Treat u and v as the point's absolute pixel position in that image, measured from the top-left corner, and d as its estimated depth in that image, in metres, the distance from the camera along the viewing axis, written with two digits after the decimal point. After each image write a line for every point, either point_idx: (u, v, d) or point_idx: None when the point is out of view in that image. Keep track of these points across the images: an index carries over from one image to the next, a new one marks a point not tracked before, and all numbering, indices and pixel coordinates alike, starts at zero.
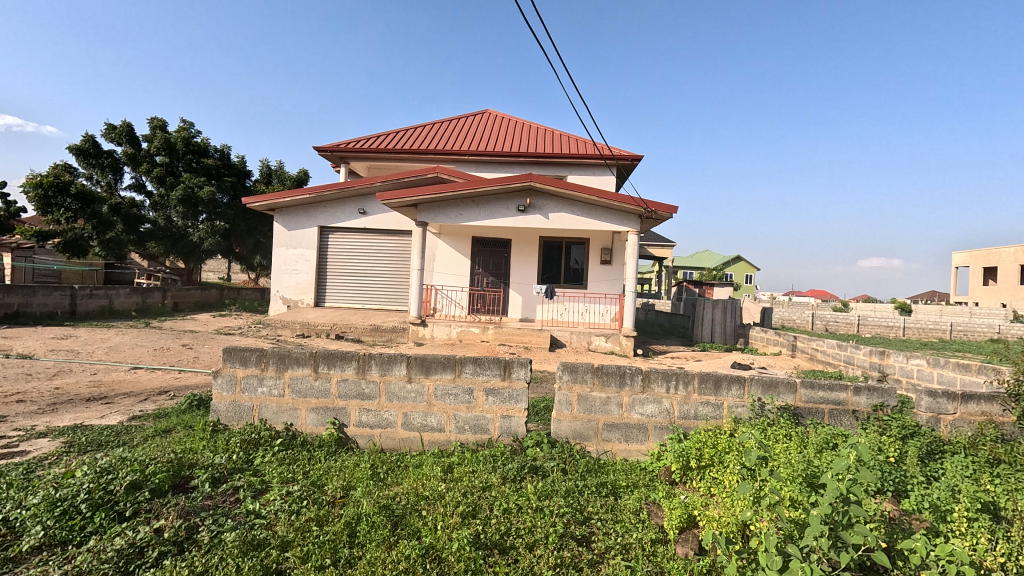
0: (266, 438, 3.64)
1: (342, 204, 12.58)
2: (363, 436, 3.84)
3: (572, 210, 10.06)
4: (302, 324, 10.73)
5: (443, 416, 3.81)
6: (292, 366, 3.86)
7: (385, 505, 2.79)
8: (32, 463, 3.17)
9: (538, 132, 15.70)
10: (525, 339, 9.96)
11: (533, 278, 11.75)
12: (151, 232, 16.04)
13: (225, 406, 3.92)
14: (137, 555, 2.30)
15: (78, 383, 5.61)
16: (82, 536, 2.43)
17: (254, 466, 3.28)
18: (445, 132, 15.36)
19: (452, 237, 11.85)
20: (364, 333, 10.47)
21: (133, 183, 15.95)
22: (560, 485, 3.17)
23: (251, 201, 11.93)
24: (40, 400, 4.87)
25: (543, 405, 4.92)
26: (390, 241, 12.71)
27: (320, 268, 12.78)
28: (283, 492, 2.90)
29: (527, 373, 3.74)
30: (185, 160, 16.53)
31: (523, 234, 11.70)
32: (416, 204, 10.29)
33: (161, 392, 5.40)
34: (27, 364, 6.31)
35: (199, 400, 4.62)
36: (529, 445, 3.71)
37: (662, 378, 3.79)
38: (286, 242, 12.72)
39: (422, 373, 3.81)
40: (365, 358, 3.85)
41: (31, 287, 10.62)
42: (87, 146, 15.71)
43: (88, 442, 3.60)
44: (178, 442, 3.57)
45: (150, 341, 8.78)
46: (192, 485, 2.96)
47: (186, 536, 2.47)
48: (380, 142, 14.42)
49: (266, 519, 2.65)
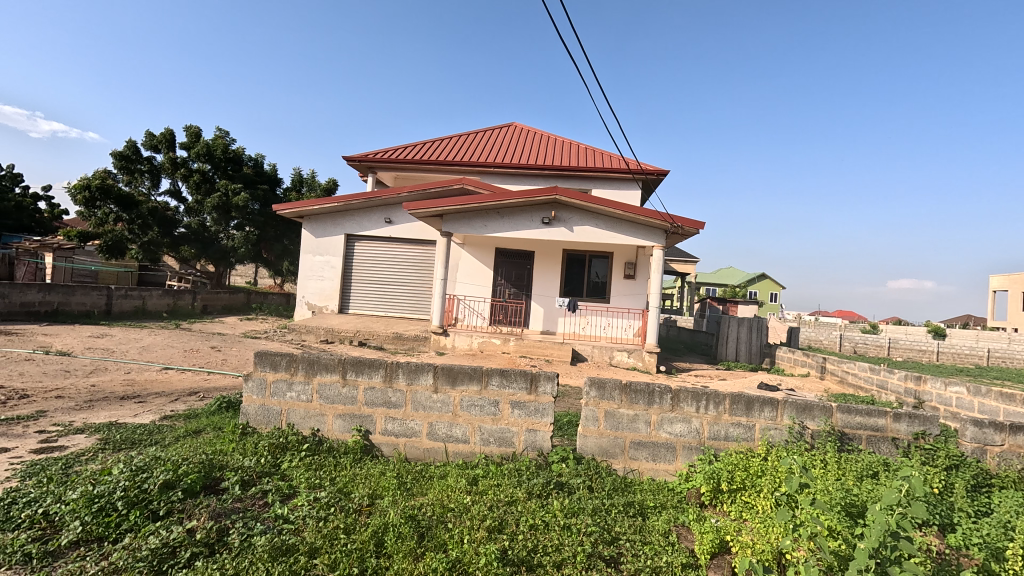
0: (293, 442, 3.66)
1: (369, 213, 12.78)
2: (387, 444, 3.85)
3: (597, 223, 10.02)
4: (326, 330, 10.89)
5: (468, 428, 3.80)
6: (321, 372, 3.90)
7: (412, 516, 2.78)
8: (71, 459, 3.27)
9: (563, 144, 15.78)
10: (547, 351, 9.92)
11: (554, 289, 11.72)
12: (184, 234, 16.56)
13: (254, 409, 3.97)
14: (169, 555, 2.32)
15: (113, 381, 5.79)
16: (117, 533, 2.47)
17: (283, 471, 3.30)
18: (472, 144, 15.55)
19: (476, 249, 11.91)
20: (386, 340, 10.62)
21: (170, 188, 16.52)
22: (586, 503, 3.11)
23: (281, 207, 12.18)
24: (78, 396, 5.04)
25: (566, 420, 4.88)
26: (413, 250, 12.83)
27: (344, 275, 12.95)
28: (311, 498, 2.91)
29: (555, 387, 3.70)
30: (221, 167, 17.03)
31: (546, 246, 11.68)
32: (441, 215, 10.39)
33: (191, 392, 5.53)
34: (66, 361, 6.54)
35: (229, 402, 4.71)
36: (553, 460, 3.66)
37: (692, 397, 3.71)
38: (313, 249, 12.98)
39: (448, 384, 3.81)
40: (392, 366, 3.85)
41: (71, 286, 11.04)
42: (128, 151, 16.37)
43: (124, 439, 3.69)
44: (209, 443, 3.63)
45: (181, 342, 9.00)
46: (222, 487, 3.00)
47: (216, 538, 2.49)
48: (408, 153, 14.68)
49: (295, 525, 2.66)
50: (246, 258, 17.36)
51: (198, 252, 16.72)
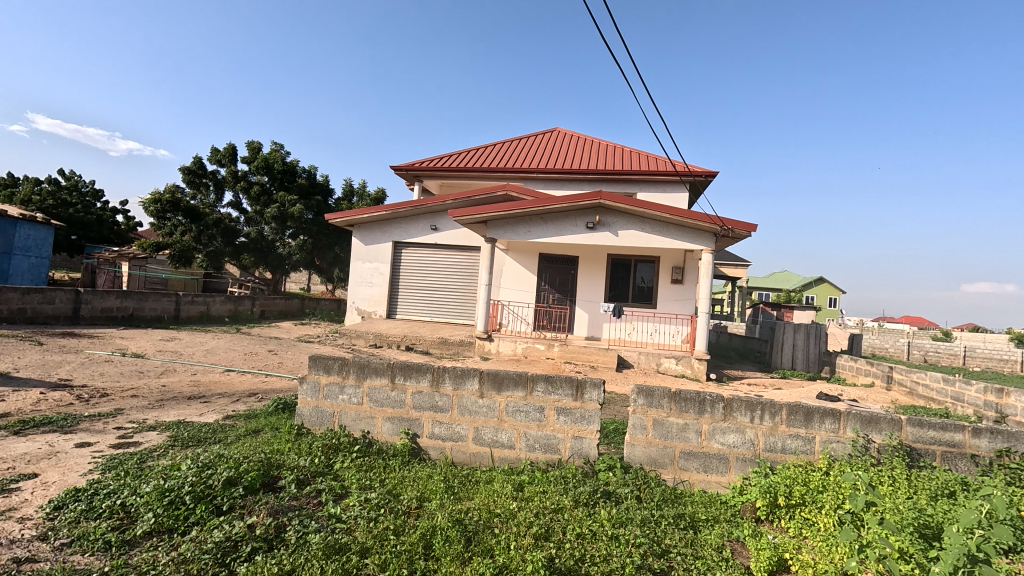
0: (345, 443, 3.77)
1: (415, 220, 13.08)
2: (434, 448, 3.91)
3: (643, 227, 9.83)
4: (375, 335, 11.20)
5: (514, 433, 3.80)
6: (371, 376, 4.01)
7: (459, 520, 2.80)
8: (145, 454, 3.50)
9: (608, 148, 15.62)
10: (592, 357, 9.81)
11: (599, 294, 11.59)
12: (245, 243, 17.51)
13: (308, 410, 4.13)
14: (232, 549, 2.44)
15: (181, 382, 6.18)
16: (185, 526, 2.62)
17: (335, 471, 3.41)
18: (515, 150, 15.65)
19: (520, 254, 11.95)
20: (433, 345, 10.81)
21: (232, 199, 17.52)
22: (635, 514, 3.04)
23: (332, 216, 12.66)
24: (150, 396, 5.41)
25: (613, 428, 4.80)
26: (458, 256, 13.01)
27: (392, 281, 13.30)
28: (362, 499, 2.99)
29: (601, 395, 3.66)
30: (278, 179, 17.92)
31: (591, 251, 11.58)
32: (486, 221, 10.51)
33: (251, 393, 5.82)
34: (140, 363, 7.04)
35: (285, 403, 4.92)
36: (600, 468, 3.60)
37: (745, 407, 3.57)
38: (362, 256, 13.42)
39: (494, 389, 3.84)
40: (439, 371, 3.93)
41: (144, 292, 11.87)
42: (195, 166, 17.50)
43: (191, 437, 3.93)
44: (267, 442, 3.80)
45: (241, 345, 9.50)
46: (280, 485, 3.13)
47: (275, 534, 2.60)
48: (453, 161, 14.94)
49: (346, 525, 2.74)
50: (301, 265, 18.15)
51: (257, 260, 17.62)
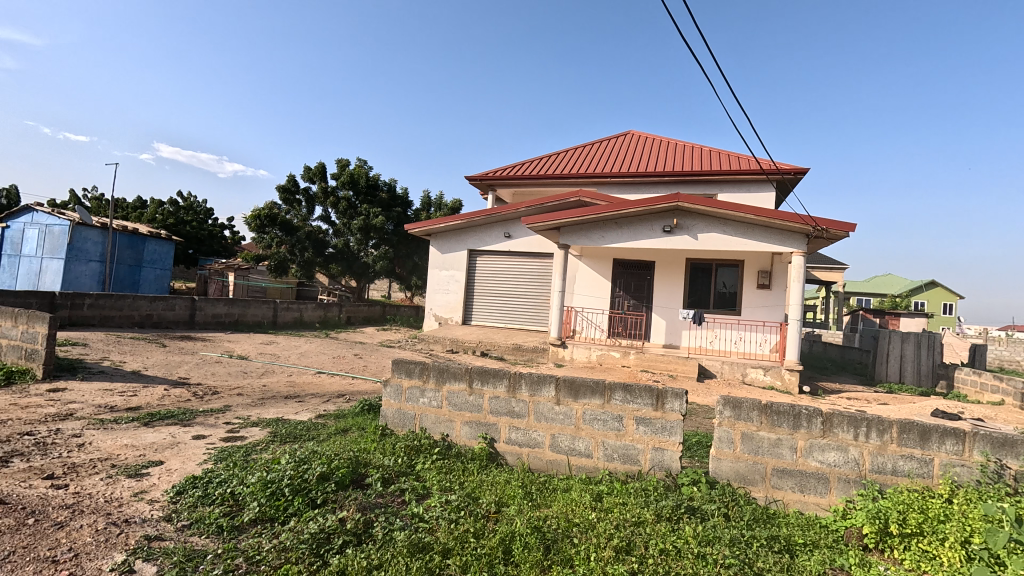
0: (426, 445, 3.91)
1: (490, 229, 13.34)
2: (511, 453, 3.94)
3: (725, 230, 9.35)
4: (451, 340, 11.53)
5: (592, 442, 3.74)
6: (450, 380, 4.12)
7: (537, 527, 2.80)
8: (250, 447, 3.83)
9: (685, 149, 15.05)
10: (670, 366, 9.44)
11: (677, 301, 11.16)
12: (333, 254, 18.75)
13: (392, 412, 4.32)
14: (325, 541, 2.59)
15: (279, 382, 6.72)
16: (285, 516, 2.82)
17: (417, 472, 3.53)
18: (588, 156, 15.52)
19: (593, 260, 11.79)
20: (507, 351, 10.93)
21: (322, 213, 18.84)
22: (722, 532, 2.87)
23: (412, 226, 13.24)
24: (254, 395, 5.92)
25: (696, 441, 4.58)
26: (531, 263, 13.07)
27: (467, 288, 13.64)
28: (443, 500, 3.07)
29: (683, 405, 3.51)
30: (362, 193, 19.03)
31: (668, 256, 11.18)
32: (559, 227, 10.50)
33: (339, 394, 6.20)
34: (244, 364, 7.74)
35: (370, 404, 5.17)
36: (683, 482, 3.44)
37: (848, 423, 3.26)
38: (439, 264, 13.90)
39: (570, 396, 3.80)
40: (515, 377, 3.95)
41: (248, 300, 13.04)
42: (290, 184, 19.03)
43: (288, 434, 4.24)
44: (355, 441, 4.02)
45: (330, 349, 10.16)
46: (367, 482, 3.29)
47: (363, 530, 2.73)
48: (526, 169, 15.10)
49: (429, 524, 2.82)
50: (383, 273, 19.10)
51: (343, 270, 18.79)
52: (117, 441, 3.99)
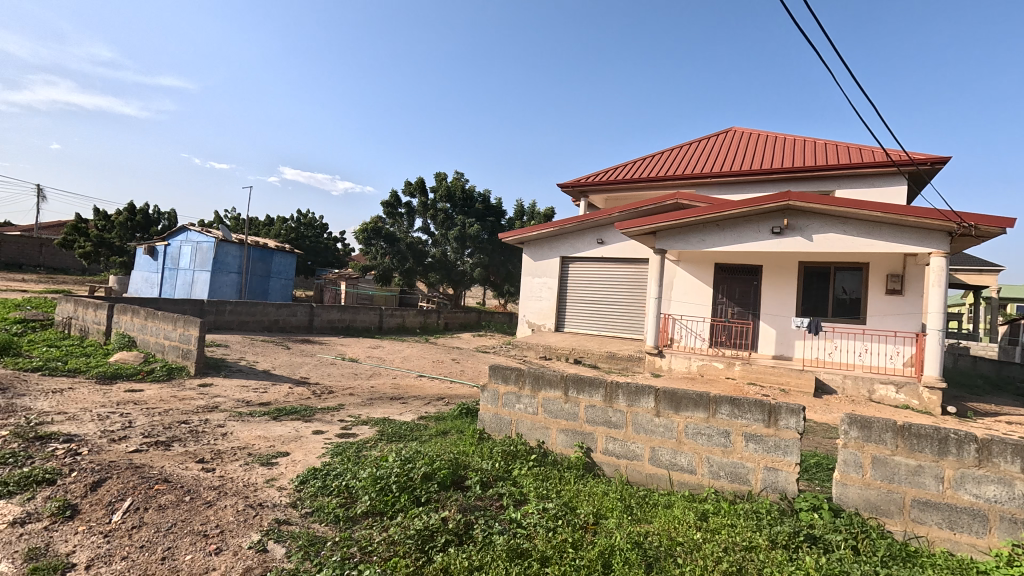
0: (523, 451, 3.95)
1: (582, 235, 13.25)
2: (609, 464, 3.85)
3: (845, 229, 8.46)
4: (544, 347, 11.59)
5: (695, 457, 3.55)
6: (545, 388, 4.13)
7: (638, 543, 2.70)
8: (361, 444, 4.13)
9: (796, 143, 13.87)
10: (782, 379, 8.69)
11: (789, 308, 10.26)
12: (432, 263, 19.72)
13: (489, 417, 4.42)
14: (429, 538, 2.71)
15: (386, 384, 7.17)
16: (393, 511, 2.99)
17: (514, 477, 3.57)
18: (685, 157, 14.86)
19: (693, 265, 11.22)
20: (601, 359, 10.74)
21: (421, 225, 19.91)
22: (851, 567, 2.57)
23: (505, 235, 13.55)
24: (364, 395, 6.38)
25: (815, 463, 4.17)
26: (625, 269, 12.75)
27: (560, 295, 13.64)
28: (540, 507, 3.07)
29: (800, 423, 3.21)
30: (458, 204, 19.82)
31: (778, 259, 10.34)
32: (655, 232, 10.15)
33: (439, 397, 6.48)
34: (355, 366, 8.37)
35: (467, 408, 5.34)
36: (801, 507, 3.13)
37: (1013, 452, 2.78)
38: (532, 271, 14.06)
39: (671, 408, 3.64)
40: (612, 386, 3.87)
41: (357, 307, 14.12)
42: (393, 199, 20.36)
43: (394, 433, 4.51)
44: (455, 444, 4.16)
45: (430, 354, 10.67)
46: (467, 484, 3.39)
47: (464, 531, 2.82)
48: (619, 174, 14.81)
49: (527, 531, 2.84)
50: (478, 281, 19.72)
51: (441, 278, 19.68)
52: (252, 432, 4.51)
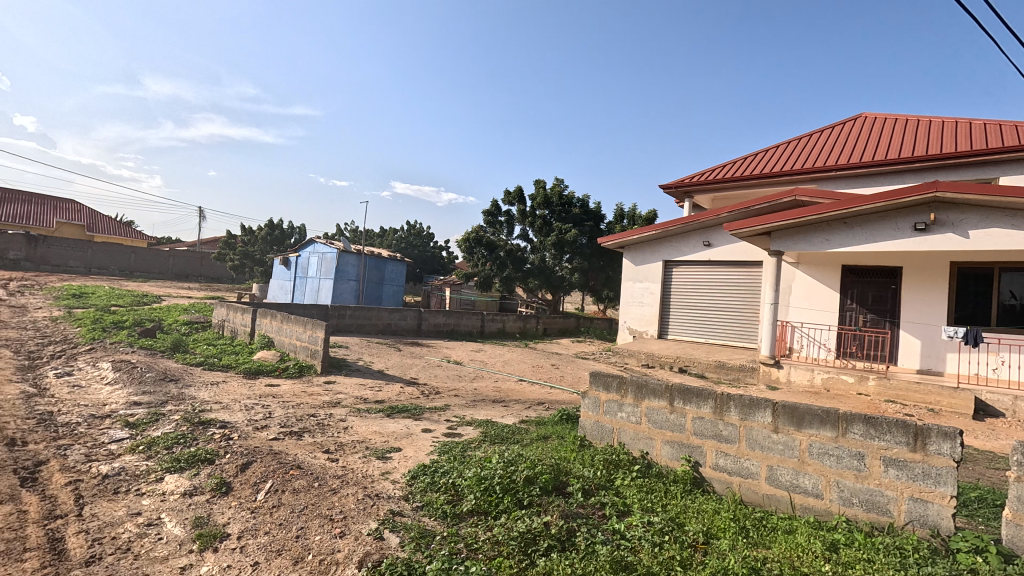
0: (626, 461, 3.85)
1: (687, 238, 12.63)
2: (720, 481, 3.61)
3: (1013, 223, 7.16)
4: (646, 354, 11.20)
5: (821, 480, 3.21)
6: (649, 397, 4.00)
7: (754, 568, 2.51)
8: (466, 445, 4.29)
9: (944, 127, 12.05)
10: (929, 398, 7.57)
11: (938, 316, 8.92)
12: (531, 270, 19.98)
13: (590, 424, 4.36)
14: (532, 542, 2.73)
15: (488, 387, 7.39)
16: (497, 511, 3.07)
17: (617, 487, 3.49)
18: (805, 149, 13.56)
19: (814, 267, 10.18)
20: (708, 368, 10.14)
21: (521, 233, 20.28)
22: None
23: (605, 240, 13.34)
24: (467, 397, 6.62)
25: (975, 497, 3.56)
26: (736, 273, 11.91)
27: (663, 300, 13.11)
28: (645, 521, 2.97)
29: (955, 449, 2.77)
30: (556, 210, 19.89)
31: (922, 260, 9.05)
32: (768, 232, 9.42)
33: (539, 402, 6.53)
34: (459, 369, 8.73)
35: (567, 414, 5.33)
36: (959, 547, 2.70)
37: None
38: (633, 276, 13.68)
39: (792, 425, 3.33)
40: (723, 398, 3.64)
41: (461, 312, 14.73)
42: (494, 208, 20.99)
43: (497, 435, 4.63)
44: (556, 449, 4.17)
45: (529, 359, 10.81)
46: (569, 490, 3.38)
47: (567, 537, 2.81)
48: (727, 171, 13.91)
49: (631, 544, 2.76)
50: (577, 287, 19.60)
51: (540, 284, 19.86)
52: (369, 427, 4.89)
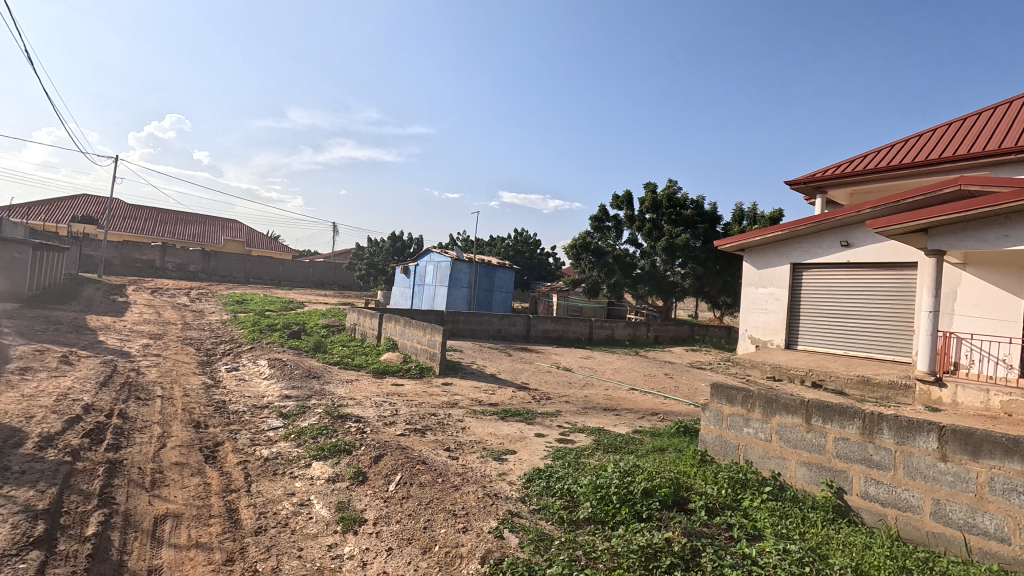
0: (754, 481, 3.56)
1: (819, 238, 11.41)
2: (870, 511, 3.19)
3: None
4: (772, 366, 10.30)
5: (1008, 522, 2.70)
6: (781, 413, 3.66)
7: None
8: (579, 452, 4.26)
9: None
10: None
11: None
12: (640, 275, 19.37)
13: (712, 438, 4.11)
14: (653, 557, 2.64)
15: (599, 395, 7.29)
16: (615, 522, 3.01)
17: (745, 509, 3.24)
18: (971, 130, 11.55)
19: (988, 269, 8.63)
20: (849, 384, 9.05)
21: (629, 237, 19.76)
22: None
23: (722, 243, 12.52)
24: (578, 404, 6.59)
25: None
26: (882, 276, 10.50)
27: (791, 307, 11.96)
28: (781, 548, 2.71)
29: None
30: (667, 213, 19.08)
31: None
32: (924, 229, 8.21)
33: (653, 412, 6.30)
34: (569, 375, 8.71)
35: (685, 427, 5.07)
36: None
37: None
38: (755, 281, 12.66)
39: (965, 453, 2.84)
40: (873, 418, 3.22)
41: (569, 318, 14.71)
42: (601, 213, 20.71)
43: (610, 444, 4.54)
44: (675, 463, 3.98)
45: (641, 367, 10.48)
46: (691, 507, 3.20)
47: (691, 556, 2.66)
48: (869, 161, 12.31)
49: (766, 572, 2.54)
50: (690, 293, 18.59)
51: (651, 290, 19.17)
52: (485, 429, 5.07)
